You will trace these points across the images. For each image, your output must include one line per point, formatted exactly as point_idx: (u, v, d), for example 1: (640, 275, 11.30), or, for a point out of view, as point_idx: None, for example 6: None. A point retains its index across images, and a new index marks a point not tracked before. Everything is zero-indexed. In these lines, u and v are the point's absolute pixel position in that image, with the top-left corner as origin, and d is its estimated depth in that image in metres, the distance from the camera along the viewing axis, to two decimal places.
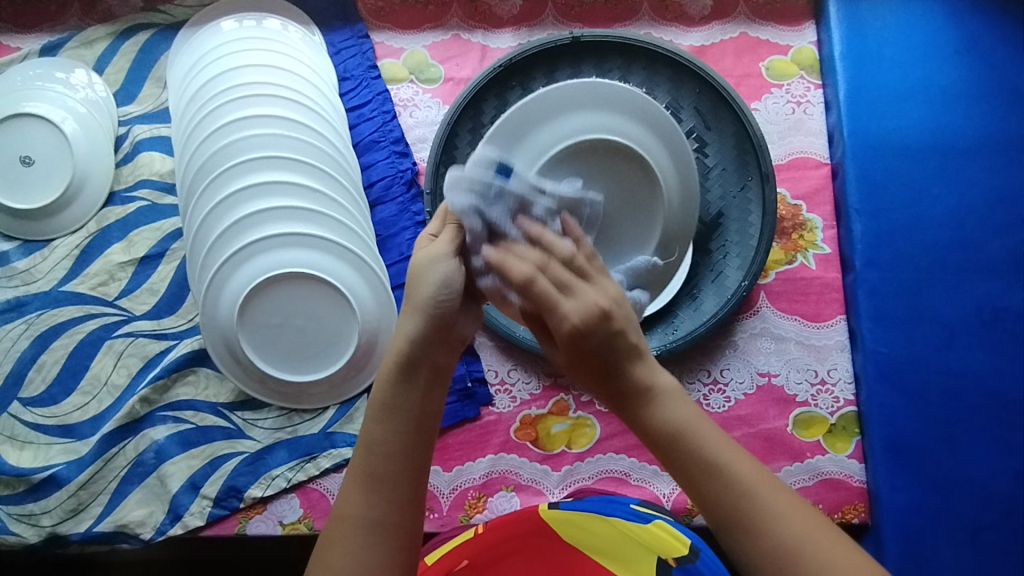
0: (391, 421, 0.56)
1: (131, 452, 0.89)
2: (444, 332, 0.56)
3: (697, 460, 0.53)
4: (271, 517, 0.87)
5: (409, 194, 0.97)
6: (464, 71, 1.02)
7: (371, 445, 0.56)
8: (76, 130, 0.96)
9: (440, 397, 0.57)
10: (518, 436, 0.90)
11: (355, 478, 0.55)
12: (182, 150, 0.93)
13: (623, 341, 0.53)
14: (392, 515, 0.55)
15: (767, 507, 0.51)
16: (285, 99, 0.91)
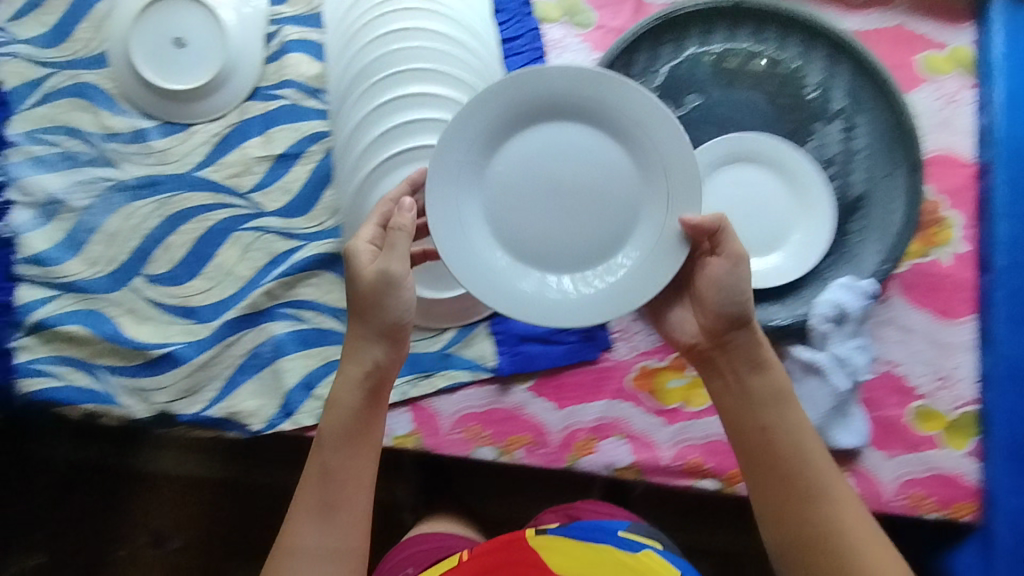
0: (352, 452, 0.72)
1: (249, 343, 0.89)
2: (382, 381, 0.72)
3: (772, 428, 0.72)
4: (383, 427, 0.88)
5: None
6: (618, 20, 1.00)
7: (333, 470, 0.72)
8: (233, 19, 0.94)
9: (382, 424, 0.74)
10: (634, 386, 0.90)
11: (349, 510, 0.71)
12: (338, 55, 0.93)
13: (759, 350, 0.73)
14: (355, 534, 0.71)
15: (829, 497, 0.70)
16: (448, 19, 0.91)
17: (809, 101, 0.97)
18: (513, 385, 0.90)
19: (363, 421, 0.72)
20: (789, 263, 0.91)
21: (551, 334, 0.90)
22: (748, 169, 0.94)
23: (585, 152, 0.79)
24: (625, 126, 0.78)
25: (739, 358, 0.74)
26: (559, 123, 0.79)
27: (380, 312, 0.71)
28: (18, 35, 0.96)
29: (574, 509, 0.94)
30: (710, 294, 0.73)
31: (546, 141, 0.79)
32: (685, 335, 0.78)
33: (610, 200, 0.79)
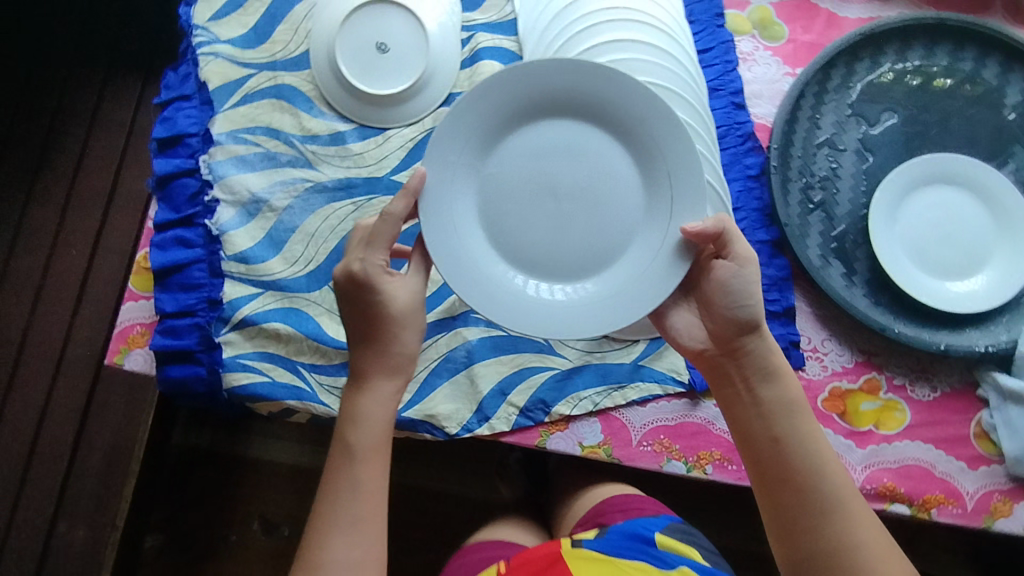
0: (380, 466, 0.72)
1: (443, 347, 0.91)
2: (393, 388, 0.74)
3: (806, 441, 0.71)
4: (573, 437, 0.88)
5: (744, 146, 0.95)
6: (808, 35, 1.00)
7: (347, 480, 0.70)
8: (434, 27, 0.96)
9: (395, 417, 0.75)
10: (825, 407, 0.89)
11: (347, 508, 0.69)
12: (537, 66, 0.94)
13: (771, 358, 0.74)
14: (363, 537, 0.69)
15: (835, 494, 0.69)
16: (656, 31, 0.92)
17: (1008, 123, 0.95)
18: (704, 400, 0.90)
19: (377, 435, 0.72)
20: (1002, 283, 0.90)
21: None
22: (948, 190, 0.93)
23: (554, 148, 0.77)
24: (629, 124, 0.76)
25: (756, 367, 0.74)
26: (552, 121, 0.77)
27: (390, 330, 0.73)
28: (220, 35, 0.99)
29: (608, 513, 0.86)
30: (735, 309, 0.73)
31: (558, 143, 0.77)
32: (694, 341, 0.78)
33: (597, 201, 0.77)
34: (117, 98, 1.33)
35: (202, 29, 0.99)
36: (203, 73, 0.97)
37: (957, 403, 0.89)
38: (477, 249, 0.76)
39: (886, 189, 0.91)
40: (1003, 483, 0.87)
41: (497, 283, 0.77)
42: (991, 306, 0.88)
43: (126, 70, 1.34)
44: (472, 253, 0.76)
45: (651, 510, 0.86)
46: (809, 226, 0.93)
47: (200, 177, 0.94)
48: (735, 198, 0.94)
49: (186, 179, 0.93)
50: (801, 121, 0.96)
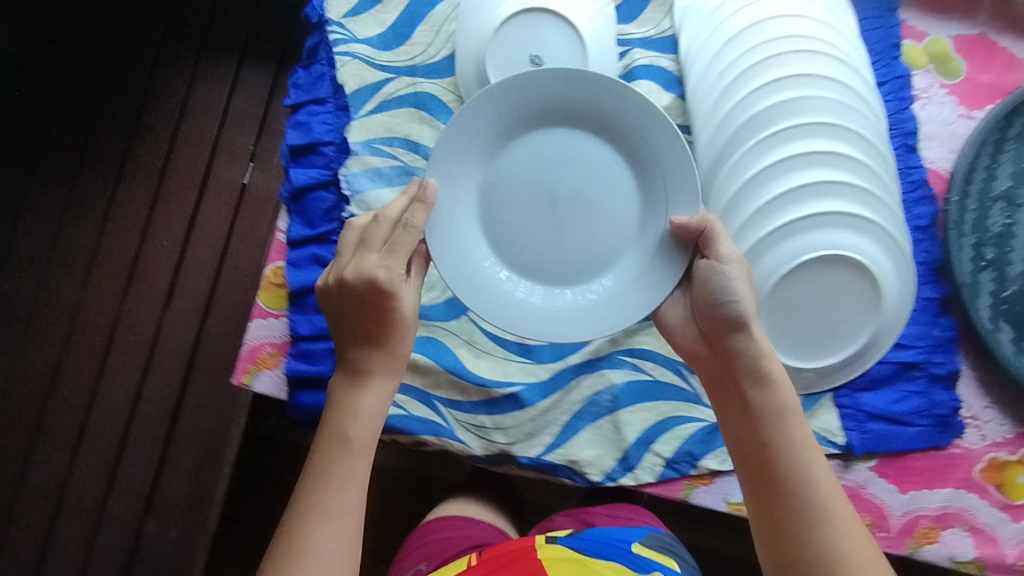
0: (345, 461, 0.64)
1: (587, 390, 0.86)
2: (359, 372, 0.66)
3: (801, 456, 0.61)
4: (720, 492, 0.85)
5: (913, 194, 0.90)
6: (990, 75, 0.93)
7: (325, 480, 0.63)
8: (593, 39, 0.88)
9: (383, 406, 0.67)
10: (983, 477, 0.85)
11: (307, 507, 0.62)
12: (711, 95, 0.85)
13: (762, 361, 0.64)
14: (341, 540, 0.62)
15: (816, 496, 0.60)
16: (848, 66, 0.83)
17: None
18: (857, 462, 0.86)
19: (362, 436, 0.65)
20: None
21: (905, 414, 0.86)
22: None
23: (554, 155, 0.75)
24: (625, 132, 0.73)
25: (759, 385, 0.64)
26: (563, 131, 0.75)
27: (386, 324, 0.65)
28: (356, 34, 0.92)
29: (591, 515, 0.83)
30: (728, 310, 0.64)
31: (560, 149, 0.75)
32: (687, 338, 0.70)
33: (596, 206, 0.74)
34: (210, 79, 1.25)
35: (337, 26, 0.91)
36: (339, 74, 0.90)
37: None
38: (476, 253, 0.74)
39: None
40: None
41: (495, 287, 0.75)
42: None
43: (220, 49, 1.25)
44: (472, 258, 0.74)
45: (631, 519, 0.81)
46: (980, 286, 0.87)
47: (336, 190, 0.88)
48: None
49: (321, 192, 0.87)
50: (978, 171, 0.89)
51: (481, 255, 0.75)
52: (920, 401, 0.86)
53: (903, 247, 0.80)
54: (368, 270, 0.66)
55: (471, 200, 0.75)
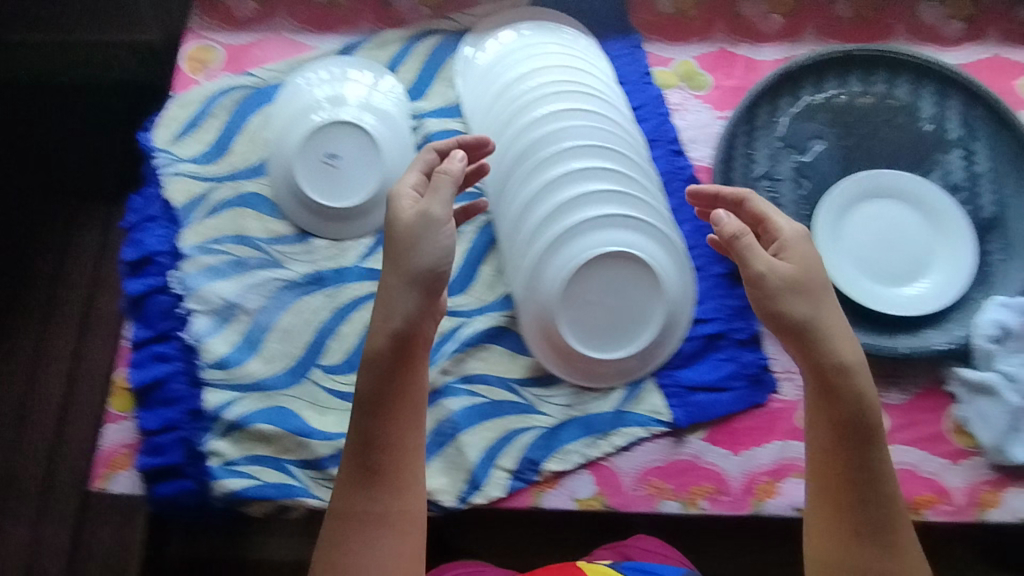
0: (398, 421, 0.74)
1: (430, 421, 0.92)
2: (432, 294, 0.75)
3: (872, 455, 0.73)
4: (566, 492, 0.90)
5: (689, 189, 1.01)
6: (732, 79, 1.07)
7: (362, 436, 0.74)
8: (368, 117, 1.00)
9: (433, 326, 0.77)
10: (805, 424, 0.92)
11: (354, 453, 0.74)
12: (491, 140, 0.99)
13: (817, 325, 0.75)
14: (407, 503, 0.74)
15: (877, 453, 0.73)
16: (603, 101, 0.99)
17: (927, 134, 1.01)
18: (689, 435, 0.92)
19: (397, 353, 0.74)
20: (944, 286, 0.93)
21: (719, 381, 0.93)
22: (882, 204, 0.98)
23: (323, 165, 0.98)
24: (374, 179, 0.99)
25: (845, 407, 0.73)
26: (340, 197, 0.98)
27: (415, 245, 0.75)
28: (180, 155, 1.05)
29: (631, 548, 0.86)
30: (785, 306, 0.75)
31: (332, 181, 0.98)
32: (756, 263, 0.76)
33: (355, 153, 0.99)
34: (89, 223, 1.34)
35: (162, 151, 1.04)
36: (167, 192, 1.02)
37: (927, 403, 0.92)
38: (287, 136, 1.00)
39: (825, 210, 0.97)
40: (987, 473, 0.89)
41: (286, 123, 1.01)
42: (932, 309, 0.92)
43: (92, 196, 1.34)
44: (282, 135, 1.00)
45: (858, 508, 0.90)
46: None
47: (172, 292, 0.97)
48: (687, 239, 0.99)
49: (158, 296, 0.96)
50: (737, 160, 1.01)
51: (288, 135, 1.00)
52: (732, 366, 0.93)
53: (672, 237, 0.92)
54: (398, 196, 0.78)
55: (277, 155, 1.00)
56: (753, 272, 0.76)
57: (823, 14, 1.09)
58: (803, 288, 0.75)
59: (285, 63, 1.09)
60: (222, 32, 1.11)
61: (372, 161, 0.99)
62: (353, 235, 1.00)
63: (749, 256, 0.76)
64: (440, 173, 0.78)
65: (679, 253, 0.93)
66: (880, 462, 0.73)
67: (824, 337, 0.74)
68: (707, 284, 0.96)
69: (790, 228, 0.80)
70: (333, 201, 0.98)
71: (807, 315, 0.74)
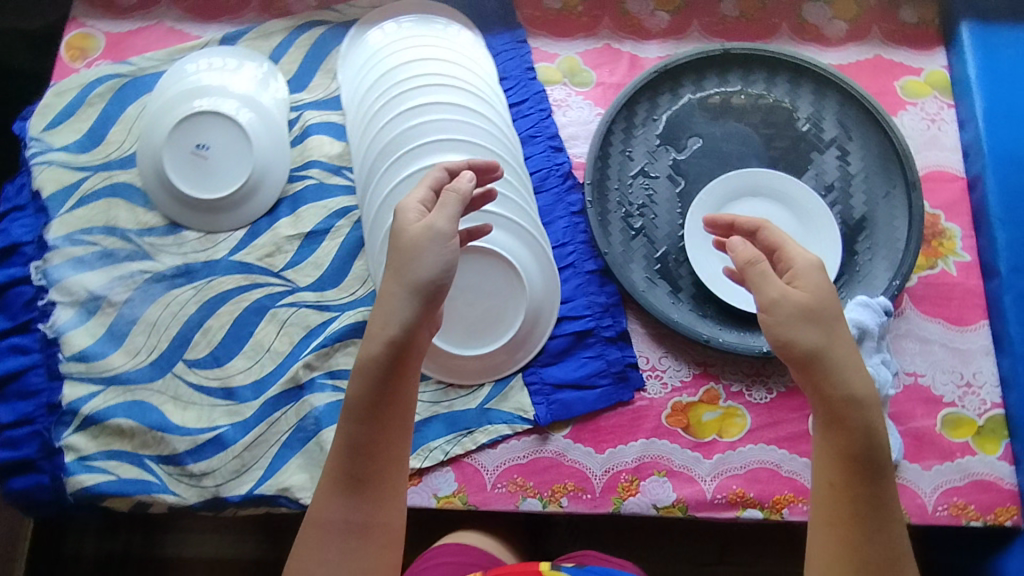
0: (369, 427, 0.67)
1: (293, 418, 0.91)
2: (432, 305, 0.67)
3: (875, 495, 0.64)
4: (427, 489, 0.89)
5: (565, 186, 1.01)
6: (615, 77, 1.08)
7: (342, 454, 0.68)
8: (239, 107, 1.00)
9: (429, 335, 0.70)
10: (670, 423, 0.92)
11: (342, 455, 0.68)
12: (363, 132, 1.00)
13: (828, 357, 0.63)
14: (378, 515, 0.69)
15: (887, 494, 0.64)
16: (476, 95, 1.00)
17: (803, 133, 1.03)
18: (553, 433, 0.91)
19: (387, 377, 0.66)
20: None
21: (585, 379, 0.92)
22: (754, 202, 0.99)
23: (193, 156, 0.98)
24: (244, 169, 0.98)
25: (849, 443, 0.63)
26: (209, 187, 0.98)
27: (405, 258, 0.67)
28: (53, 144, 1.03)
29: (588, 556, 0.84)
30: (792, 333, 0.64)
31: (202, 172, 0.98)
32: (773, 286, 0.65)
33: (226, 144, 0.99)
34: None
35: (35, 140, 1.02)
36: (36, 182, 1.00)
37: (791, 401, 0.93)
38: (157, 127, 0.99)
39: (696, 208, 0.98)
40: None
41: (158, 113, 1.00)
42: None
43: None
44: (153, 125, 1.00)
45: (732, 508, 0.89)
46: (633, 252, 0.97)
47: (35, 284, 0.95)
48: (561, 235, 0.99)
49: (22, 288, 0.96)
50: (613, 157, 1.02)
51: (158, 125, 0.99)
52: (599, 363, 0.93)
53: (536, 232, 0.93)
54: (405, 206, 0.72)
55: (148, 145, 0.99)
56: (763, 298, 0.66)
57: (709, 11, 1.10)
58: (817, 316, 0.63)
59: (166, 52, 1.08)
60: (104, 19, 1.10)
61: (243, 151, 0.99)
62: (223, 225, 0.99)
63: (757, 277, 0.67)
64: (449, 189, 0.72)
65: (544, 248, 0.93)
66: (882, 500, 0.64)
67: (837, 367, 0.63)
68: (579, 281, 0.96)
69: (805, 258, 0.67)
70: (202, 192, 0.98)
71: (818, 344, 0.62)
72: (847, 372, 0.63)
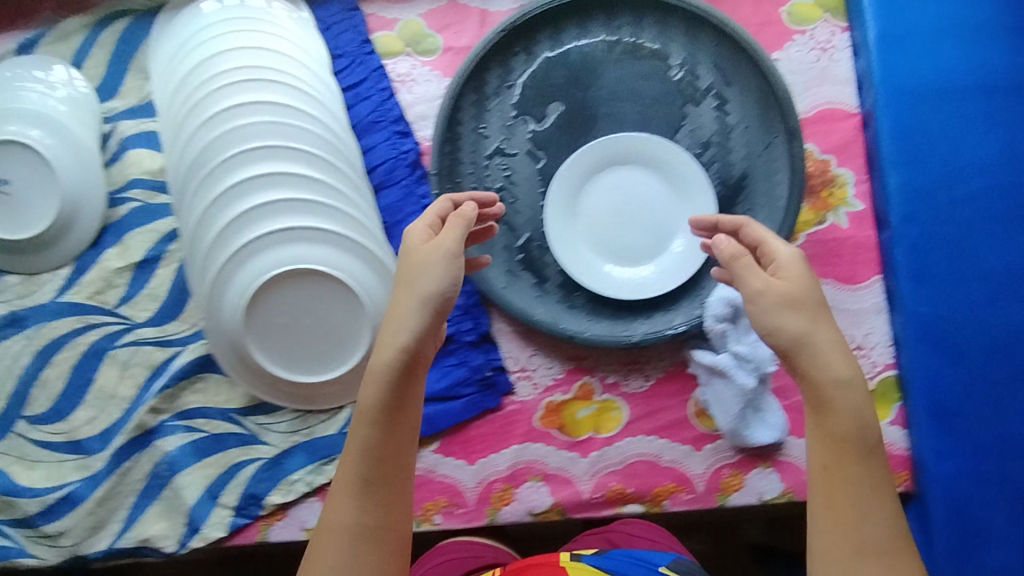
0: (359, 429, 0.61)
1: (146, 464, 0.87)
2: (439, 320, 0.61)
3: (871, 486, 0.55)
4: (294, 522, 0.86)
5: (415, 176, 0.89)
6: (464, 39, 0.93)
7: (364, 456, 0.60)
8: (35, 130, 0.86)
9: (433, 346, 0.63)
10: (543, 424, 0.87)
11: (349, 457, 0.61)
12: (173, 140, 0.85)
13: (815, 343, 0.56)
14: (367, 517, 0.60)
15: (879, 482, 0.55)
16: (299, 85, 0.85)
17: (676, 83, 0.89)
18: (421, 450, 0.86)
19: (393, 399, 0.60)
20: (682, 258, 0.85)
21: (448, 390, 0.86)
22: (622, 172, 0.87)
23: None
24: (56, 203, 0.87)
25: (842, 428, 0.55)
26: (19, 227, 0.87)
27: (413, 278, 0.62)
28: None
29: (616, 534, 0.82)
30: (778, 321, 0.57)
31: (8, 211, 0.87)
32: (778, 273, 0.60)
33: (28, 176, 0.86)
34: None
35: None
36: None
37: (671, 388, 0.87)
38: None
39: (558, 186, 0.86)
40: (728, 455, 0.85)
41: None
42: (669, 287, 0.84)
43: None
44: None
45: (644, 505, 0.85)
46: (491, 244, 0.88)
47: None
48: None
49: None
50: (464, 137, 0.89)
51: None
52: (462, 372, 0.86)
53: (375, 248, 0.82)
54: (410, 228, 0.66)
55: None
56: (746, 290, 0.60)
57: None
58: (802, 302, 0.57)
59: None
60: None
61: (48, 183, 0.87)
62: (49, 265, 0.90)
63: (744, 264, 0.61)
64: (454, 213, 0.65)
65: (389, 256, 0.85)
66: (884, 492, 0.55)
67: (821, 355, 0.56)
68: None
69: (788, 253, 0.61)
70: (11, 234, 0.87)
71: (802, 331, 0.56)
72: (836, 354, 0.56)
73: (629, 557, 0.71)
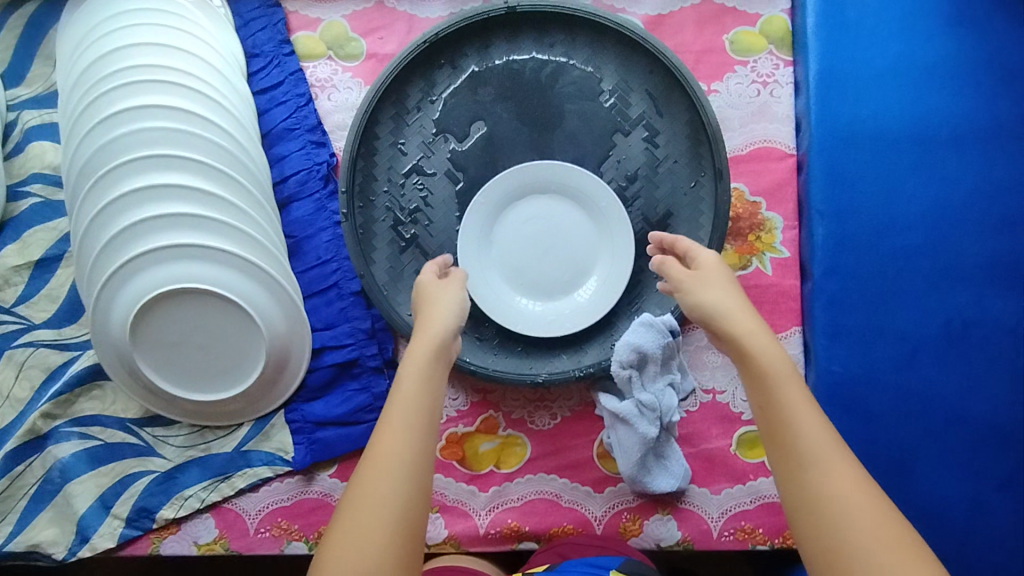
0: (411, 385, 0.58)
1: (39, 469, 0.85)
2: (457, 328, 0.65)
3: (818, 442, 0.51)
4: (185, 538, 0.84)
5: (327, 190, 0.87)
6: (389, 47, 0.90)
7: (416, 428, 0.56)
8: None
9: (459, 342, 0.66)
10: (444, 455, 0.85)
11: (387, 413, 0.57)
12: (68, 139, 0.81)
13: (723, 308, 0.57)
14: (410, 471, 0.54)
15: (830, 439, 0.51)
16: (204, 89, 0.80)
17: (605, 110, 0.85)
18: (318, 473, 0.85)
19: (438, 367, 0.60)
20: (598, 298, 0.82)
21: (348, 415, 0.84)
22: (541, 201, 0.84)
23: None
24: None
25: (762, 382, 0.53)
26: None
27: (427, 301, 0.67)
28: None
29: (567, 546, 0.78)
30: (698, 295, 0.59)
31: None
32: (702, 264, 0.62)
33: None
34: None
35: None
36: None
37: (577, 427, 0.85)
38: None
39: (474, 212, 0.82)
40: (629, 499, 0.83)
41: None
42: (580, 325, 0.81)
43: None
44: None
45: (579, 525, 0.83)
46: (402, 268, 0.85)
47: None
48: (323, 250, 0.86)
49: None
50: (380, 154, 0.86)
51: None
52: (363, 397, 0.84)
53: (273, 268, 0.80)
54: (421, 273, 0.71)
55: None
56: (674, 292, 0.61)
57: None
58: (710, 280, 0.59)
59: None
60: None
61: None
62: None
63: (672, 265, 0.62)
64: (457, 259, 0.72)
65: (292, 275, 0.83)
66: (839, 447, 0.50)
67: (728, 318, 0.56)
68: (343, 304, 0.85)
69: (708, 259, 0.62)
70: None
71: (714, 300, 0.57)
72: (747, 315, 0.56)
73: (583, 565, 0.74)
